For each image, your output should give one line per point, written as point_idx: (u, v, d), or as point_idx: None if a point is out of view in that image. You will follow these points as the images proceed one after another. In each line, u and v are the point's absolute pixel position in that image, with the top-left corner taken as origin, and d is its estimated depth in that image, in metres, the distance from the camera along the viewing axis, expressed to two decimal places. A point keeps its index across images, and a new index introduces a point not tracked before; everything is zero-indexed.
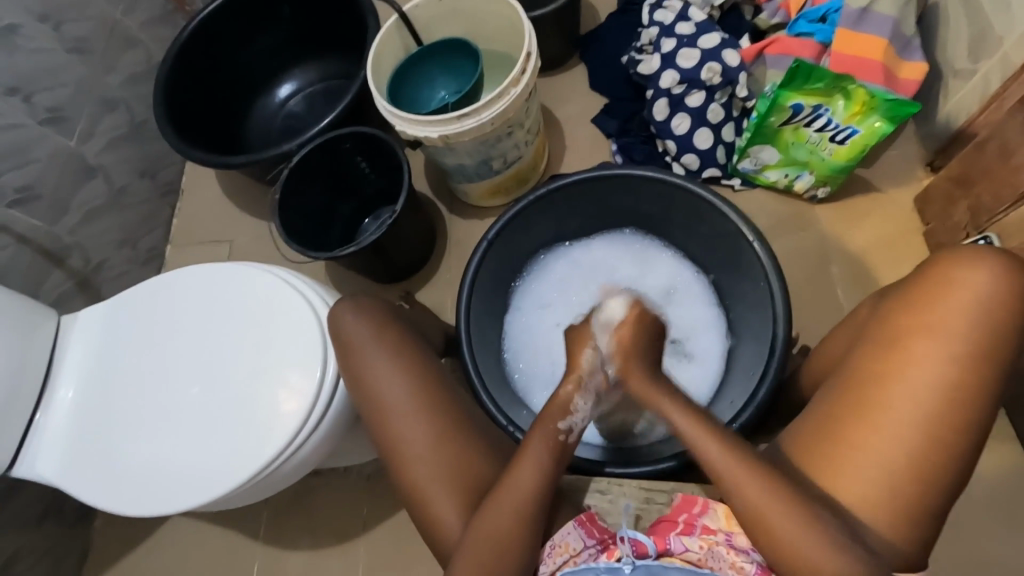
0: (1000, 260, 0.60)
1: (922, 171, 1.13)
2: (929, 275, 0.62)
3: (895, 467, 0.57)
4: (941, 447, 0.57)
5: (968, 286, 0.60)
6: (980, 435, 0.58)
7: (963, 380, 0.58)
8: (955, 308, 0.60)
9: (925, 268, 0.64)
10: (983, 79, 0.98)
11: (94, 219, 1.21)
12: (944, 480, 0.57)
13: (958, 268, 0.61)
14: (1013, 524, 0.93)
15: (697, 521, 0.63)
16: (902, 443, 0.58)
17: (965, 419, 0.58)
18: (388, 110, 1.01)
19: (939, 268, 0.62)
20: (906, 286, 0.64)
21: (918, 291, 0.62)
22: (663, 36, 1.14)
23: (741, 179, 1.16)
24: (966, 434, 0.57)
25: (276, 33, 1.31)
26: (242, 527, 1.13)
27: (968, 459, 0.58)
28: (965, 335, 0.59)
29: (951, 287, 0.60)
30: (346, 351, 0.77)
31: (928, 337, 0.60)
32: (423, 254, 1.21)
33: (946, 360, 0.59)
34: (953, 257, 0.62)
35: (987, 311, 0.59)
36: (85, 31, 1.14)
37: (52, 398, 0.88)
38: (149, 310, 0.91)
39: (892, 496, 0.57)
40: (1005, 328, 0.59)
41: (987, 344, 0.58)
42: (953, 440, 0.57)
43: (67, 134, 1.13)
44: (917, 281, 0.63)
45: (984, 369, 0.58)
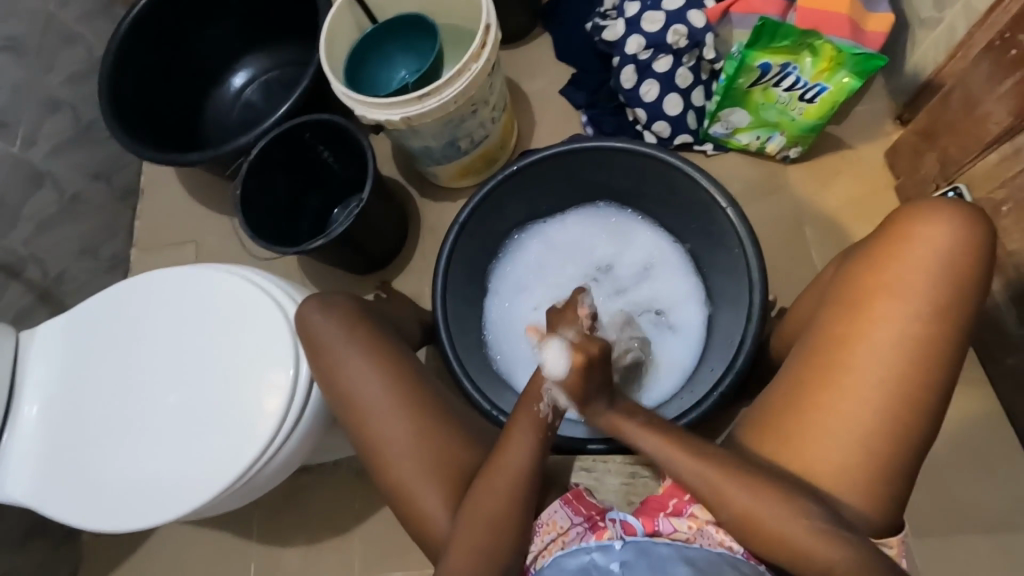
0: (958, 210, 0.60)
1: (891, 125, 1.13)
2: (890, 232, 0.62)
3: (863, 426, 0.58)
4: (909, 401, 0.58)
5: (927, 241, 0.59)
6: (944, 390, 0.58)
7: (928, 334, 0.58)
8: (916, 264, 0.60)
9: (887, 224, 0.64)
10: (948, 27, 0.96)
11: (49, 228, 1.15)
12: (912, 434, 0.58)
13: (918, 222, 0.60)
14: (985, 464, 0.96)
15: (687, 506, 0.63)
16: (869, 401, 0.58)
17: (931, 372, 0.58)
18: (346, 95, 0.97)
19: (900, 224, 0.61)
20: (869, 244, 0.64)
21: (881, 248, 0.62)
22: (626, 1, 1.11)
23: (712, 144, 1.15)
24: (932, 388, 0.58)
25: (225, 19, 1.25)
26: (235, 528, 1.13)
27: (935, 411, 0.58)
28: (926, 291, 0.59)
29: (911, 242, 0.60)
30: (317, 349, 0.75)
31: (893, 295, 0.60)
32: (396, 240, 1.18)
33: (908, 317, 0.59)
34: (912, 211, 0.61)
35: (947, 264, 0.59)
36: (17, 28, 1.07)
37: (19, 417, 0.86)
38: (112, 320, 0.87)
39: (862, 454, 0.58)
40: (967, 278, 0.59)
41: (949, 298, 0.59)
42: (920, 398, 0.58)
43: (9, 140, 1.07)
44: (878, 238, 0.63)
45: (947, 321, 0.58)
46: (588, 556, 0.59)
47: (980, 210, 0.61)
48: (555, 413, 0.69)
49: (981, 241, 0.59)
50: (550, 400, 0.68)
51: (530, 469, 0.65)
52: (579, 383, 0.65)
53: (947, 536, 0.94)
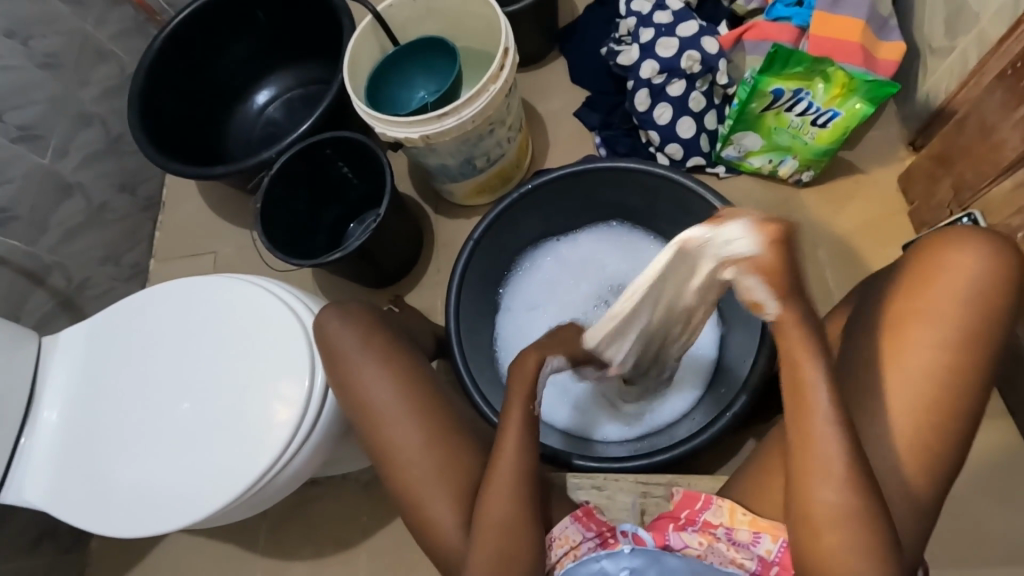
0: (989, 240, 0.60)
1: (905, 151, 1.14)
2: (919, 261, 0.62)
3: (888, 452, 0.58)
4: (938, 427, 0.58)
5: (957, 269, 0.60)
6: (971, 419, 0.58)
7: (958, 363, 0.58)
8: (948, 292, 0.59)
9: (916, 252, 0.64)
10: (961, 56, 0.97)
11: (74, 237, 1.19)
12: (939, 461, 0.58)
13: (947, 251, 0.61)
14: (1004, 494, 0.94)
15: (699, 516, 0.63)
16: (898, 428, 0.58)
17: (960, 401, 0.58)
18: (367, 113, 0.99)
19: (930, 252, 0.62)
20: (897, 270, 0.64)
21: (909, 275, 0.62)
22: (641, 27, 1.14)
23: (725, 166, 1.16)
24: (959, 416, 0.58)
25: (253, 40, 1.29)
26: (241, 541, 1.12)
27: (962, 439, 0.58)
28: (956, 318, 0.59)
29: (941, 271, 0.60)
30: (334, 360, 0.76)
31: (924, 322, 0.59)
32: (411, 255, 1.20)
33: (939, 345, 0.59)
34: (942, 240, 0.62)
35: (977, 293, 0.59)
36: (54, 46, 1.12)
37: (37, 420, 0.87)
38: (133, 327, 0.89)
39: (890, 481, 0.58)
40: (997, 306, 0.59)
41: (980, 326, 0.58)
42: (947, 426, 0.58)
43: (41, 151, 1.11)
44: (907, 264, 0.63)
45: (976, 350, 0.58)
46: (597, 563, 0.58)
47: (1008, 240, 0.61)
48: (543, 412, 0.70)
49: (1011, 270, 0.59)
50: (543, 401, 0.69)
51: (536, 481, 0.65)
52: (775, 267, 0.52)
53: (965, 570, 0.92)
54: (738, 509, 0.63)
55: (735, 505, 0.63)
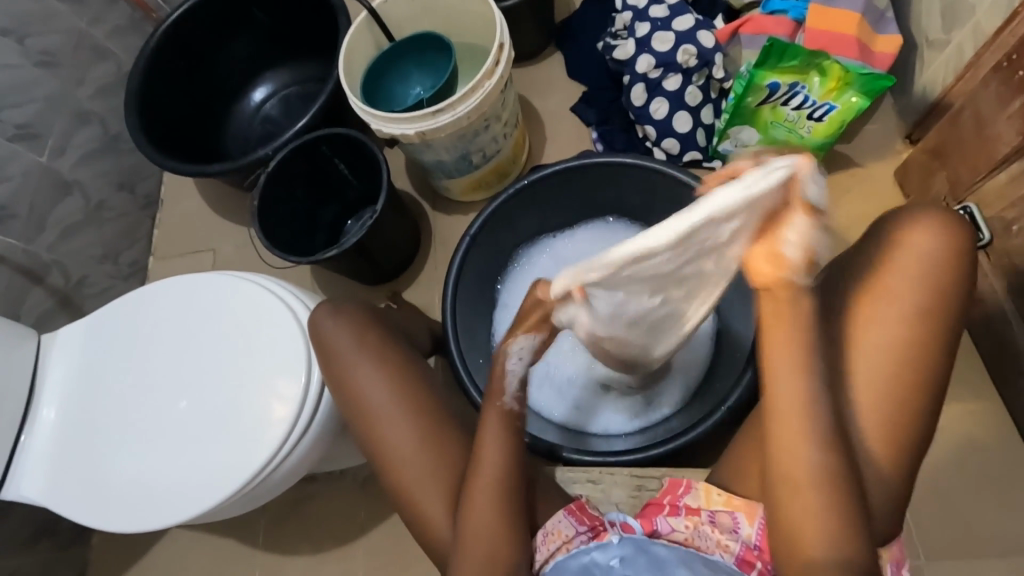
0: (939, 218, 0.60)
1: (901, 145, 1.13)
2: (872, 238, 0.63)
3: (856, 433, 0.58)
4: (900, 405, 0.58)
5: (909, 248, 0.60)
6: (934, 395, 0.58)
7: (917, 341, 0.58)
8: (901, 272, 0.60)
9: (870, 230, 0.64)
10: (957, 49, 0.97)
11: (73, 235, 1.19)
12: (905, 438, 0.58)
13: (899, 231, 0.61)
14: (999, 487, 0.95)
15: (682, 501, 0.64)
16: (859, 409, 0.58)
17: (922, 377, 0.58)
18: (362, 110, 0.99)
19: (882, 230, 0.62)
20: (854, 250, 0.64)
21: (865, 255, 0.62)
22: (637, 21, 1.13)
23: (722, 161, 1.14)
24: (923, 393, 0.58)
25: (249, 37, 1.29)
26: (241, 536, 1.13)
27: (927, 416, 0.58)
28: (913, 295, 0.59)
29: (895, 248, 0.61)
30: (327, 355, 0.76)
31: (877, 301, 0.60)
32: (409, 251, 1.20)
33: (897, 321, 0.59)
34: (895, 221, 0.62)
35: (930, 270, 0.59)
36: (51, 44, 1.12)
37: (36, 418, 0.87)
38: (131, 324, 0.90)
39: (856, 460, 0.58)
40: (954, 280, 0.59)
41: (935, 302, 0.59)
42: (912, 403, 0.58)
43: (38, 150, 1.11)
44: (862, 247, 0.63)
45: (935, 324, 0.58)
46: (588, 557, 0.60)
47: (958, 214, 0.62)
48: (519, 404, 0.68)
49: (963, 242, 0.60)
50: (513, 392, 0.67)
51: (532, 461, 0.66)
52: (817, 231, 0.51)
53: (958, 562, 0.92)
54: (714, 490, 0.64)
55: (711, 486, 0.64)
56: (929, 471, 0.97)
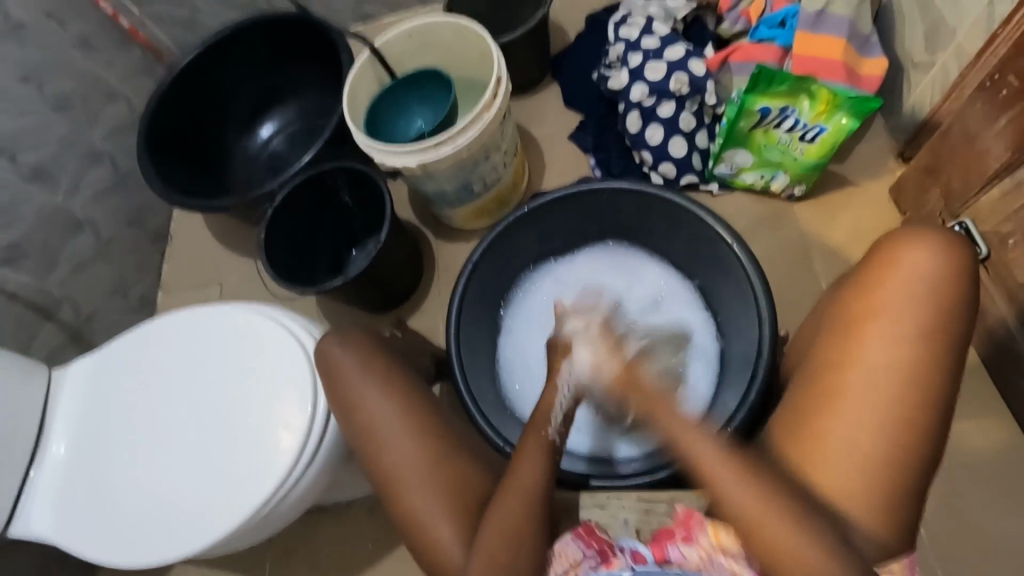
0: (939, 237, 0.61)
1: (894, 162, 1.15)
2: (874, 259, 0.64)
3: (864, 453, 0.58)
4: (906, 421, 0.58)
5: (909, 266, 0.61)
6: (942, 414, 0.58)
7: (921, 358, 0.59)
8: (902, 289, 0.61)
9: (872, 251, 0.65)
10: (942, 70, 1.00)
11: (84, 271, 1.22)
12: (915, 455, 0.57)
13: (899, 249, 0.62)
14: (1015, 503, 0.93)
15: (695, 534, 0.61)
16: (866, 425, 0.58)
17: (927, 394, 0.58)
18: (366, 143, 1.03)
19: (884, 249, 0.63)
20: (857, 270, 0.65)
21: (868, 274, 0.63)
22: (629, 52, 1.17)
23: (718, 183, 1.18)
24: (930, 413, 0.58)
25: (256, 77, 1.34)
26: (247, 571, 1.12)
27: (935, 433, 0.58)
28: (915, 314, 0.60)
29: (897, 268, 0.61)
30: (333, 384, 0.77)
31: (881, 318, 0.60)
32: (413, 278, 1.22)
33: (900, 341, 0.59)
34: (895, 239, 0.63)
35: (930, 289, 0.60)
36: (66, 89, 1.17)
37: (45, 453, 0.88)
38: (140, 357, 0.91)
39: (864, 476, 0.57)
40: (955, 300, 0.60)
41: (937, 319, 0.59)
42: (919, 422, 0.58)
43: (52, 189, 1.15)
44: (863, 265, 0.64)
45: (937, 343, 0.59)
46: None
47: (958, 234, 0.63)
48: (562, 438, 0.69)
49: (963, 262, 0.60)
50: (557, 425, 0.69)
51: (542, 486, 0.65)
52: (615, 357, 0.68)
53: None
54: (722, 527, 0.60)
55: (719, 522, 0.61)
56: (943, 488, 0.95)
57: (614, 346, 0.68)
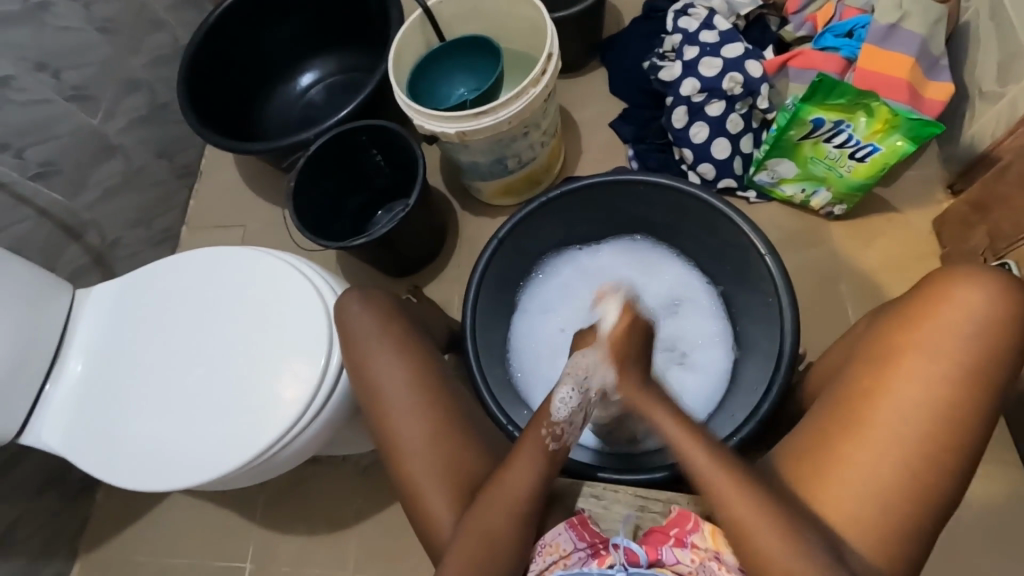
0: (997, 280, 0.59)
1: (942, 194, 1.12)
2: (924, 294, 0.61)
3: (883, 487, 0.57)
4: (932, 459, 0.57)
5: (961, 305, 0.59)
6: (969, 458, 0.57)
7: (956, 401, 0.57)
8: (950, 328, 0.59)
9: (921, 284, 0.63)
10: (1010, 103, 0.96)
11: (114, 197, 1.23)
12: (936, 494, 0.56)
13: (951, 286, 0.60)
14: (1011, 552, 0.92)
15: (688, 536, 0.62)
16: (889, 456, 0.57)
17: (957, 435, 0.57)
18: (407, 106, 1.01)
19: (934, 285, 0.61)
20: (902, 302, 0.63)
21: (914, 308, 0.61)
22: (686, 44, 1.13)
23: (756, 192, 1.15)
24: (956, 455, 0.57)
25: (302, 23, 1.32)
26: (239, 509, 1.14)
27: (960, 475, 0.57)
28: (957, 355, 0.58)
29: (945, 305, 0.59)
30: (350, 339, 0.77)
31: (919, 355, 0.59)
32: (434, 247, 1.21)
33: (938, 380, 0.58)
34: (949, 275, 0.61)
35: (979, 333, 0.58)
36: (112, 11, 1.16)
37: (62, 369, 0.90)
38: (160, 288, 0.92)
39: (879, 506, 0.56)
40: (1003, 348, 0.58)
41: (981, 364, 0.58)
42: (944, 464, 0.56)
43: (91, 111, 1.15)
44: (911, 298, 0.63)
45: (977, 387, 0.57)
46: None
47: (1017, 278, 0.60)
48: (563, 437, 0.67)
49: (1017, 309, 0.58)
50: (560, 416, 0.67)
51: (535, 471, 0.65)
52: (620, 347, 0.68)
53: None
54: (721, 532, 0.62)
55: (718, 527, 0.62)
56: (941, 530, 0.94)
57: (631, 344, 0.68)
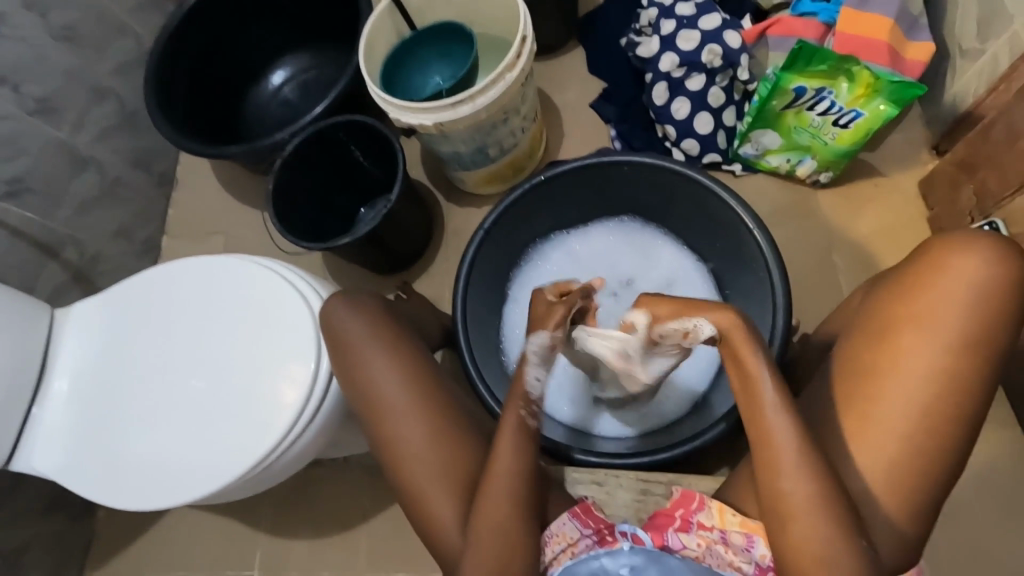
0: (995, 245, 0.58)
1: (928, 155, 1.11)
2: (920, 263, 0.61)
3: (887, 460, 0.57)
4: (934, 429, 0.57)
5: (959, 273, 0.58)
6: (971, 425, 0.57)
7: (957, 370, 0.57)
8: (948, 297, 0.58)
9: (918, 253, 0.63)
10: (992, 59, 0.95)
11: (90, 211, 1.20)
12: (938, 462, 0.57)
13: (949, 255, 0.59)
14: (1010, 507, 0.93)
15: (693, 516, 0.62)
16: (892, 429, 0.58)
17: (961, 403, 0.57)
18: (381, 98, 0.99)
19: (931, 254, 0.60)
20: (899, 273, 0.63)
21: (911, 278, 0.61)
22: (663, 18, 1.11)
23: (741, 164, 1.14)
24: (959, 423, 0.57)
25: (269, 19, 1.28)
26: (244, 518, 1.14)
27: (963, 442, 0.57)
28: (957, 324, 0.57)
29: (943, 274, 0.59)
30: (339, 343, 0.76)
31: (918, 326, 0.59)
32: (421, 242, 1.19)
33: (938, 350, 0.58)
34: (945, 242, 0.60)
35: (979, 299, 0.57)
36: (72, 19, 1.12)
37: (48, 391, 0.88)
38: (143, 302, 0.90)
39: (883, 480, 0.57)
40: (1002, 313, 0.58)
41: (983, 331, 0.57)
42: (948, 433, 0.57)
43: (57, 124, 1.11)
44: (907, 268, 0.62)
45: (978, 354, 0.57)
46: (597, 561, 0.59)
47: (1014, 242, 0.60)
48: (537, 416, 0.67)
49: (1015, 273, 0.58)
50: (534, 398, 0.66)
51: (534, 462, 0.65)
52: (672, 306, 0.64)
53: None
54: (728, 510, 0.62)
55: (725, 505, 0.63)
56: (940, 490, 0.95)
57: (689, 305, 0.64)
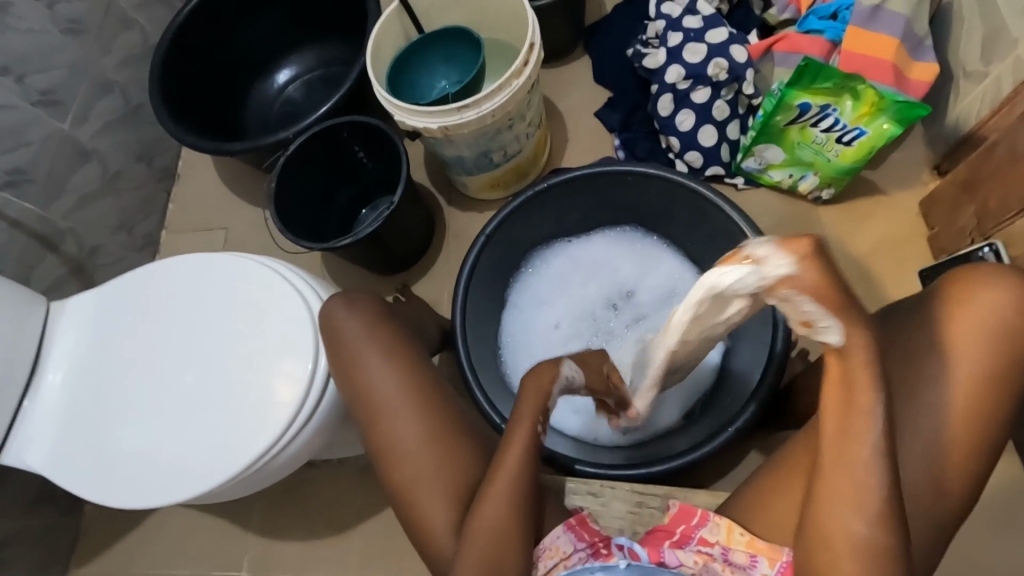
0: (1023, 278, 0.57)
1: (929, 174, 1.12)
2: (945, 293, 0.60)
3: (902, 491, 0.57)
4: (951, 462, 0.57)
5: (984, 307, 0.57)
6: (988, 459, 0.57)
7: (978, 404, 0.56)
8: (973, 330, 0.57)
9: (942, 282, 0.62)
10: (995, 82, 0.96)
11: (90, 204, 1.19)
12: (952, 494, 0.57)
13: (976, 287, 0.58)
14: (1002, 526, 0.94)
15: (695, 532, 0.63)
16: (909, 462, 0.57)
17: (973, 436, 0.56)
18: (387, 100, 0.98)
19: (955, 284, 0.59)
20: (921, 301, 0.62)
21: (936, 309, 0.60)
22: (669, 30, 1.12)
23: (744, 178, 1.14)
24: (975, 456, 0.57)
25: (276, 18, 1.28)
26: (234, 518, 1.13)
27: (977, 476, 0.57)
28: (981, 357, 0.57)
29: (968, 306, 0.58)
30: (338, 346, 0.75)
31: (939, 358, 0.58)
32: (422, 244, 1.19)
33: (959, 383, 0.57)
34: (972, 273, 0.59)
35: (1006, 335, 0.56)
36: (79, 11, 1.11)
37: (41, 383, 0.88)
38: (140, 297, 0.89)
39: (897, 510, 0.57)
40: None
41: (1006, 367, 0.56)
42: (963, 466, 0.56)
43: (60, 116, 1.11)
44: (930, 297, 0.61)
45: (1000, 388, 0.56)
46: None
47: None
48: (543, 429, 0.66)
49: None
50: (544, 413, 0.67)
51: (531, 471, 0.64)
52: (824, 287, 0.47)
53: None
54: (735, 528, 0.62)
55: (732, 523, 0.62)
56: None
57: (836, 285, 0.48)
